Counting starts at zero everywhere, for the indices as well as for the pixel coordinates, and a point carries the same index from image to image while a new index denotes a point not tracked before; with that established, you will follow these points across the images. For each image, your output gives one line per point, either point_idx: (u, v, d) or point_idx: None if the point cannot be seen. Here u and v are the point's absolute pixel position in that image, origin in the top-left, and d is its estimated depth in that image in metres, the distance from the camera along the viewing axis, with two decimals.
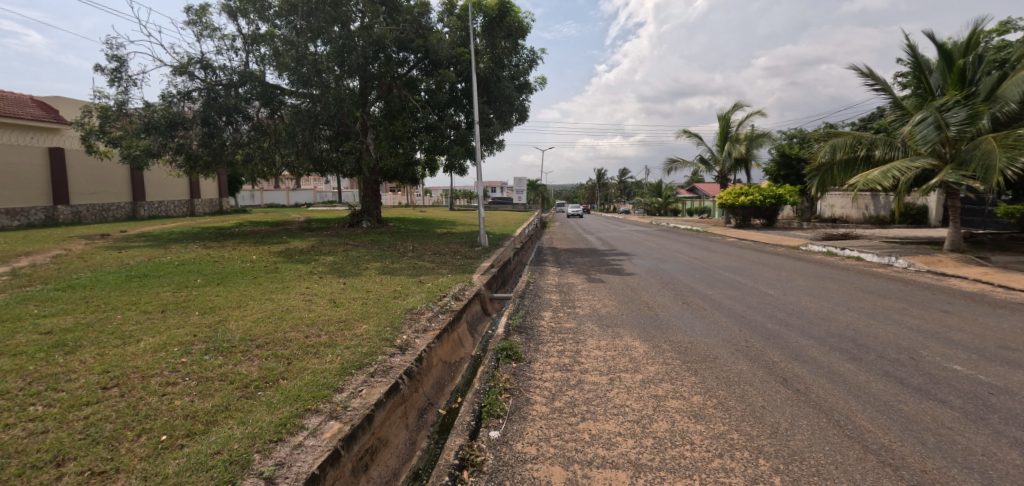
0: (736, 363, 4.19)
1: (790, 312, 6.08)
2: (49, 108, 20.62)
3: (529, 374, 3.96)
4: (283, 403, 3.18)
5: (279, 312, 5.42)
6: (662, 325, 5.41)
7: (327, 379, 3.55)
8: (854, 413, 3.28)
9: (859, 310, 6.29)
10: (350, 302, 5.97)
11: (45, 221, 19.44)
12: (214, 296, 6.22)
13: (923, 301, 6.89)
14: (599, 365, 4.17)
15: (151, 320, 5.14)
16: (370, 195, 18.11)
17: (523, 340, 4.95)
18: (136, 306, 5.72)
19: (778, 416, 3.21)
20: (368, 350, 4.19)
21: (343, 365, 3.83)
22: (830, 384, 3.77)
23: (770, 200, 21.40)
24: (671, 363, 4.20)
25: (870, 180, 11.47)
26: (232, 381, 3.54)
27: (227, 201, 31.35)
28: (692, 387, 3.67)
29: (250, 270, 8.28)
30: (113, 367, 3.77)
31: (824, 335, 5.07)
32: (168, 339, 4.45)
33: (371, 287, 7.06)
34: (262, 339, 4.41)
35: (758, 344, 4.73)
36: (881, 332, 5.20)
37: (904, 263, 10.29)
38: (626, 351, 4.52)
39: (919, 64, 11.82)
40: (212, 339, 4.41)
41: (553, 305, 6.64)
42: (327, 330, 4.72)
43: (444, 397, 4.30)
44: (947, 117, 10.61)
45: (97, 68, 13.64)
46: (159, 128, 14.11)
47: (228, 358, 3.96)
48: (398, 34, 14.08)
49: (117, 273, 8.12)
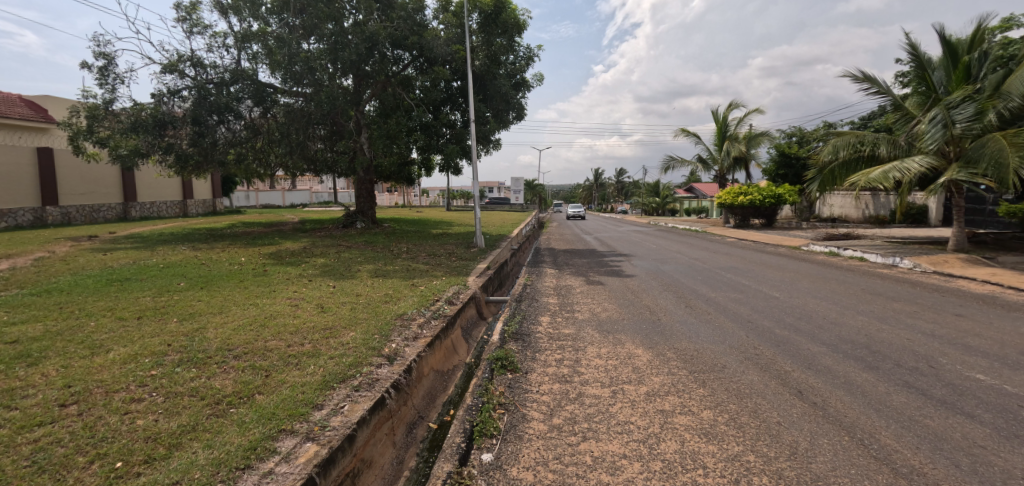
0: (746, 372, 3.94)
1: (797, 316, 5.83)
2: (38, 108, 20.23)
3: (525, 387, 3.69)
4: (255, 423, 2.91)
5: (262, 318, 5.13)
6: (665, 331, 5.16)
7: (306, 395, 3.28)
8: (878, 430, 3.03)
9: (870, 314, 6.04)
10: (338, 307, 5.68)
11: (33, 223, 19.04)
12: (195, 301, 5.93)
13: (934, 303, 6.65)
14: (601, 376, 3.90)
15: (126, 328, 4.85)
16: (364, 195, 17.78)
17: (520, 349, 4.67)
18: (112, 312, 5.43)
19: (796, 434, 2.95)
20: (353, 361, 3.91)
21: (326, 378, 3.55)
22: (849, 396, 3.52)
23: (770, 199, 21.16)
24: (677, 373, 3.94)
25: (870, 179, 11.24)
26: (203, 396, 3.27)
27: (221, 202, 30.98)
28: (700, 400, 3.42)
29: (236, 273, 7.99)
30: (76, 381, 3.48)
31: (836, 341, 4.82)
32: (141, 349, 4.16)
33: (362, 290, 6.78)
34: (240, 349, 4.13)
35: (768, 351, 4.48)
36: (895, 338, 4.95)
37: (910, 264, 10.05)
38: (629, 360, 4.26)
39: (921, 62, 11.58)
40: (187, 349, 4.12)
41: (550, 309, 6.36)
42: (311, 339, 4.44)
43: (435, 409, 4.04)
44: (954, 115, 10.40)
45: (84, 65, 13.32)
46: (148, 127, 13.78)
47: (201, 370, 3.69)
48: (392, 31, 13.69)
49: (97, 277, 7.81)
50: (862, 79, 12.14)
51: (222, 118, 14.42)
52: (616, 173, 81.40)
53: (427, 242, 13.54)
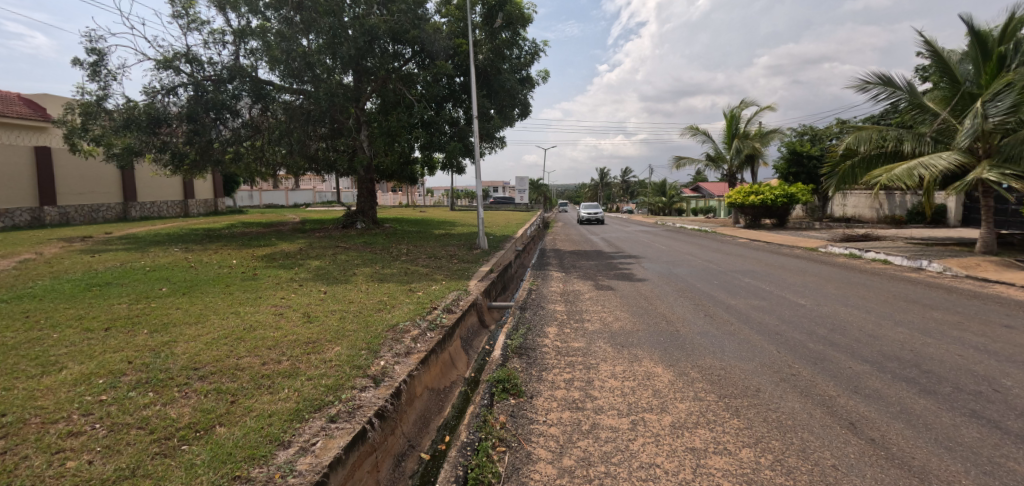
0: (785, 398, 3.42)
1: (831, 328, 5.28)
2: (36, 107, 19.99)
3: (530, 416, 3.19)
4: (205, 467, 2.43)
5: (240, 330, 4.64)
6: (685, 345, 4.63)
7: (272, 429, 2.79)
8: (958, 478, 2.50)
9: (910, 324, 5.48)
10: (325, 317, 5.20)
11: (30, 223, 18.75)
12: (173, 310, 5.48)
13: (978, 312, 6.05)
14: (616, 402, 3.38)
15: (90, 340, 4.39)
16: (365, 195, 17.32)
17: (524, 367, 4.15)
18: (80, 322, 4.97)
19: (858, 482, 2.44)
20: (332, 383, 3.42)
21: (298, 406, 3.07)
22: (911, 430, 3.00)
23: (782, 199, 20.44)
24: (704, 398, 3.44)
25: (894, 176, 10.69)
26: (153, 429, 2.82)
27: (223, 202, 30.64)
28: (735, 433, 2.93)
29: (224, 278, 7.53)
30: (12, 408, 3.04)
31: (878, 358, 4.29)
32: (98, 367, 3.70)
33: (355, 297, 6.30)
34: (209, 368, 3.66)
35: (805, 371, 3.95)
36: (946, 355, 4.40)
37: (939, 268, 9.43)
38: (648, 381, 3.76)
39: (943, 58, 10.92)
40: (149, 368, 3.68)
41: (558, 318, 5.83)
42: (291, 355, 3.97)
43: (429, 435, 3.56)
44: (988, 108, 9.82)
45: (76, 61, 12.95)
46: (141, 124, 13.37)
47: (159, 395, 3.23)
48: (392, 24, 13.12)
49: (78, 281, 7.38)
50: (876, 84, 11.52)
51: (219, 116, 14.03)
52: (621, 173, 80.75)
53: (428, 243, 13.06)
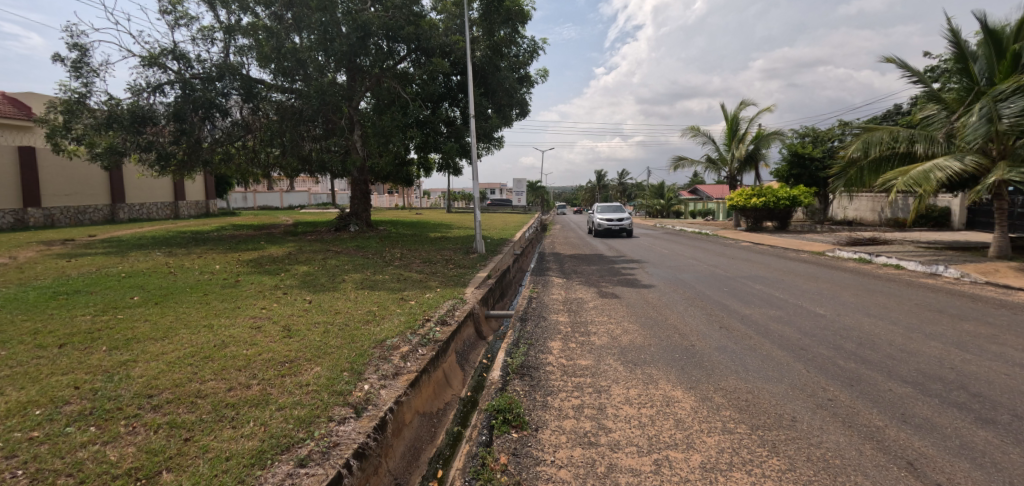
0: (826, 431, 2.99)
1: (858, 342, 4.85)
2: (21, 106, 19.51)
3: (535, 455, 2.75)
4: None
5: (209, 348, 4.16)
6: (703, 363, 4.19)
7: (226, 478, 2.33)
8: None
9: (941, 337, 5.08)
10: (306, 331, 4.72)
11: (13, 225, 18.23)
12: (141, 322, 5.01)
13: (1011, 323, 5.64)
14: (635, 436, 2.94)
15: (38, 360, 3.91)
16: (359, 197, 16.90)
17: (525, 392, 3.69)
18: (32, 338, 4.48)
19: None
20: (305, 414, 2.96)
21: (262, 445, 2.60)
22: (980, 472, 2.56)
23: (784, 201, 20.11)
24: (735, 430, 2.99)
25: (909, 178, 10.29)
26: (82, 477, 2.34)
27: (214, 203, 29.95)
28: (778, 477, 2.48)
29: (202, 285, 7.05)
30: None
31: (918, 379, 3.87)
32: (37, 395, 3.21)
33: (341, 307, 5.83)
34: (167, 395, 3.20)
35: (842, 395, 3.52)
36: (992, 374, 3.98)
37: (956, 273, 9.03)
38: (669, 408, 3.31)
39: (961, 52, 10.52)
40: (97, 395, 3.20)
41: (562, 332, 5.36)
42: (262, 378, 3.50)
43: (419, 470, 3.11)
44: (1002, 108, 9.40)
45: (57, 57, 12.46)
46: (124, 123, 12.82)
47: (102, 430, 2.76)
48: (387, 20, 12.61)
49: (45, 288, 6.87)
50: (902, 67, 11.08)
51: (207, 115, 13.53)
52: (619, 175, 80.42)
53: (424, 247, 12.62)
